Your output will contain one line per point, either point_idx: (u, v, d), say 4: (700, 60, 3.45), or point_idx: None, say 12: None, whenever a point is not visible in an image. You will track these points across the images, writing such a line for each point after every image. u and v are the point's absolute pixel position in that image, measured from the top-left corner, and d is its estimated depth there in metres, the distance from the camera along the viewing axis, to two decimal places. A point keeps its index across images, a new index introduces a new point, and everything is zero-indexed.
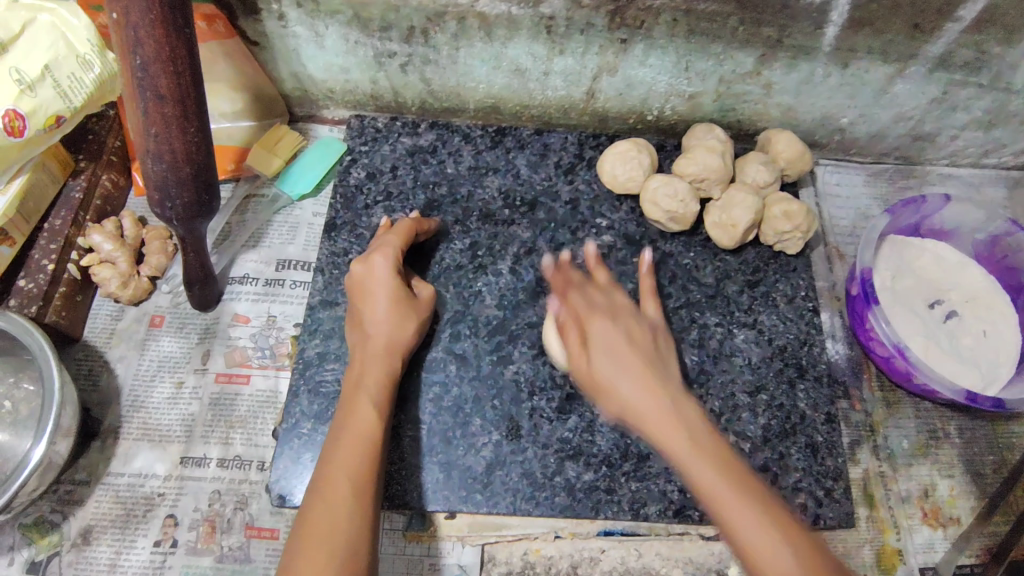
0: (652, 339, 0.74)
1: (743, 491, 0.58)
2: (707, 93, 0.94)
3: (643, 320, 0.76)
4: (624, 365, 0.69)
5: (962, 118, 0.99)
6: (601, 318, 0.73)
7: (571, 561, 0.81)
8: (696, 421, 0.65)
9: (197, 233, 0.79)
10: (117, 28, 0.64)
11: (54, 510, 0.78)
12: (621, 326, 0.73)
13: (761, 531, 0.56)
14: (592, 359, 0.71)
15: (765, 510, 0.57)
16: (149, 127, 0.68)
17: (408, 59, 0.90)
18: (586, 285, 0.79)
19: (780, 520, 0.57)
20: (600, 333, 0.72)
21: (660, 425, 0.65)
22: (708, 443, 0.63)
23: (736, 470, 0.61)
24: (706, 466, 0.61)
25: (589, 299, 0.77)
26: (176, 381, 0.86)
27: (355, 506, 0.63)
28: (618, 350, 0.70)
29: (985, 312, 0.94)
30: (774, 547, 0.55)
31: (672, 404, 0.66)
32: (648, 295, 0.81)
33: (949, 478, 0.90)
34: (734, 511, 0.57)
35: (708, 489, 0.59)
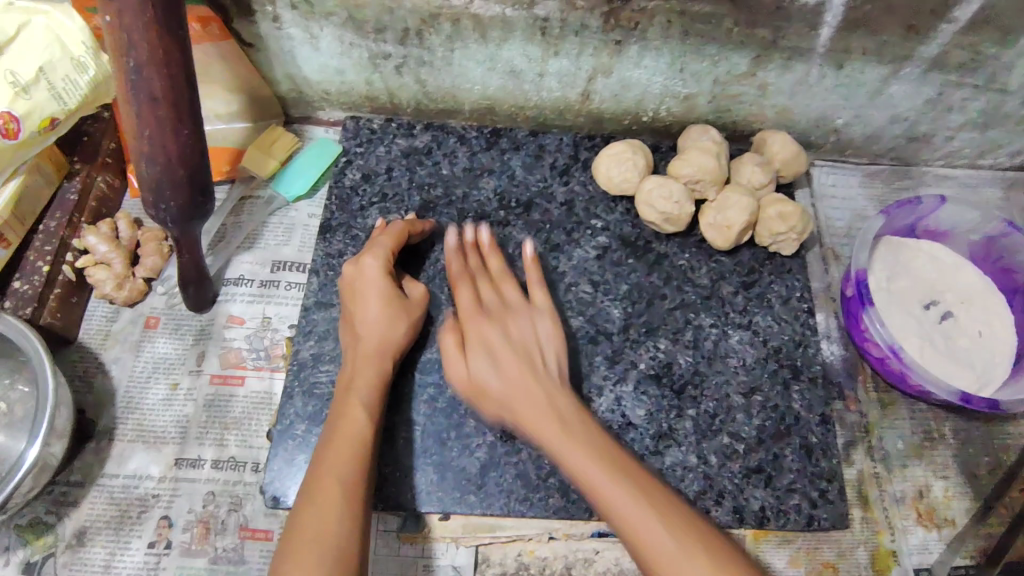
0: (537, 329, 0.80)
1: (633, 491, 0.66)
2: (702, 94, 0.94)
3: (526, 312, 0.82)
4: (504, 375, 0.76)
5: (957, 119, 0.99)
6: (488, 325, 0.79)
7: (566, 562, 0.81)
8: (582, 434, 0.71)
9: (192, 234, 0.79)
10: (111, 31, 0.64)
11: (49, 511, 0.79)
12: (495, 331, 0.79)
13: (647, 518, 0.64)
14: (468, 364, 0.78)
15: (641, 491, 0.66)
16: (142, 130, 0.68)
17: (403, 61, 0.90)
18: (479, 277, 0.85)
19: (612, 471, 0.68)
20: (481, 337, 0.79)
21: (529, 412, 0.74)
22: (606, 454, 0.70)
23: (620, 472, 0.68)
24: (585, 460, 0.69)
25: (478, 296, 0.82)
26: (170, 382, 0.86)
27: (345, 509, 0.63)
28: (498, 363, 0.77)
29: (980, 313, 0.94)
30: (641, 518, 0.64)
31: (571, 421, 0.73)
32: (540, 282, 0.86)
33: (944, 479, 0.90)
34: (621, 504, 0.65)
35: (588, 479, 0.68)
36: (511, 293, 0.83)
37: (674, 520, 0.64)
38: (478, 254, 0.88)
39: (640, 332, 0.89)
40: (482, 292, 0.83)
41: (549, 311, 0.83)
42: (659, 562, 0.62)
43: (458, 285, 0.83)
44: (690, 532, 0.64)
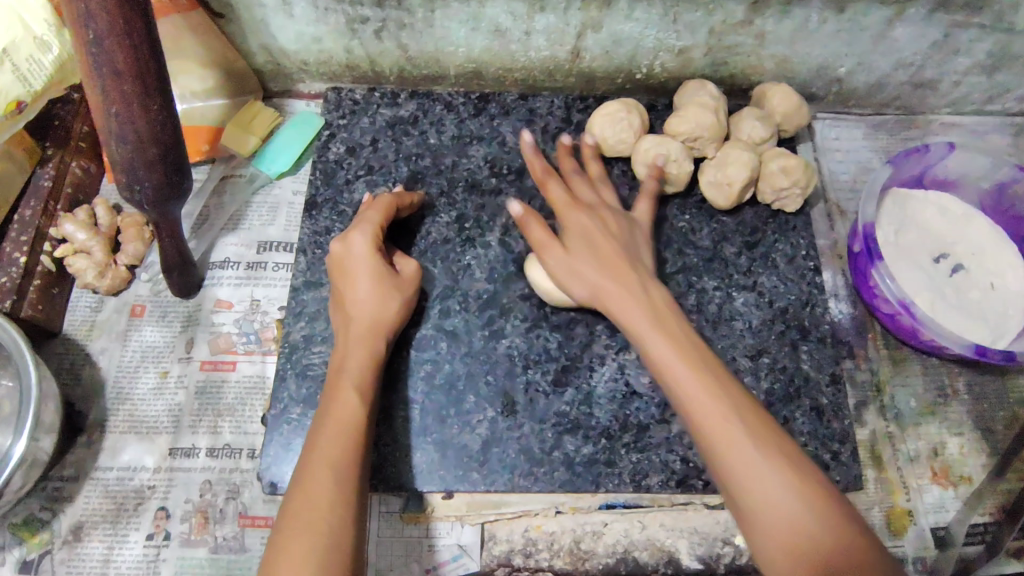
0: (632, 233, 0.78)
1: (729, 408, 0.61)
2: (697, 47, 0.90)
3: (623, 218, 0.79)
4: (605, 264, 0.74)
5: (965, 62, 0.94)
6: (574, 210, 0.78)
7: (574, 536, 0.79)
8: (690, 348, 0.67)
9: (171, 216, 0.76)
10: (66, 1, 0.60)
11: (43, 508, 0.77)
12: (595, 223, 0.77)
13: (749, 449, 0.59)
14: (571, 259, 0.75)
15: (745, 417, 0.61)
16: (109, 107, 0.65)
17: (382, 25, 0.86)
18: (573, 177, 0.83)
19: (746, 414, 0.61)
20: (575, 224, 0.77)
21: (622, 310, 0.71)
22: (717, 373, 0.64)
23: (724, 385, 0.63)
24: (690, 376, 0.64)
25: (569, 191, 0.80)
26: (160, 371, 0.83)
27: (337, 494, 0.61)
28: (592, 239, 0.75)
29: (992, 264, 0.91)
30: (754, 461, 0.58)
31: (662, 313, 0.70)
32: (642, 198, 0.83)
33: (958, 436, 0.87)
34: (713, 421, 0.61)
35: (657, 355, 0.67)
36: (613, 207, 0.80)
37: (787, 456, 0.59)
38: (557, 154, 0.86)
39: None
40: (574, 190, 0.81)
41: (643, 231, 0.80)
42: (747, 486, 0.58)
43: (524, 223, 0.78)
44: (803, 483, 0.57)
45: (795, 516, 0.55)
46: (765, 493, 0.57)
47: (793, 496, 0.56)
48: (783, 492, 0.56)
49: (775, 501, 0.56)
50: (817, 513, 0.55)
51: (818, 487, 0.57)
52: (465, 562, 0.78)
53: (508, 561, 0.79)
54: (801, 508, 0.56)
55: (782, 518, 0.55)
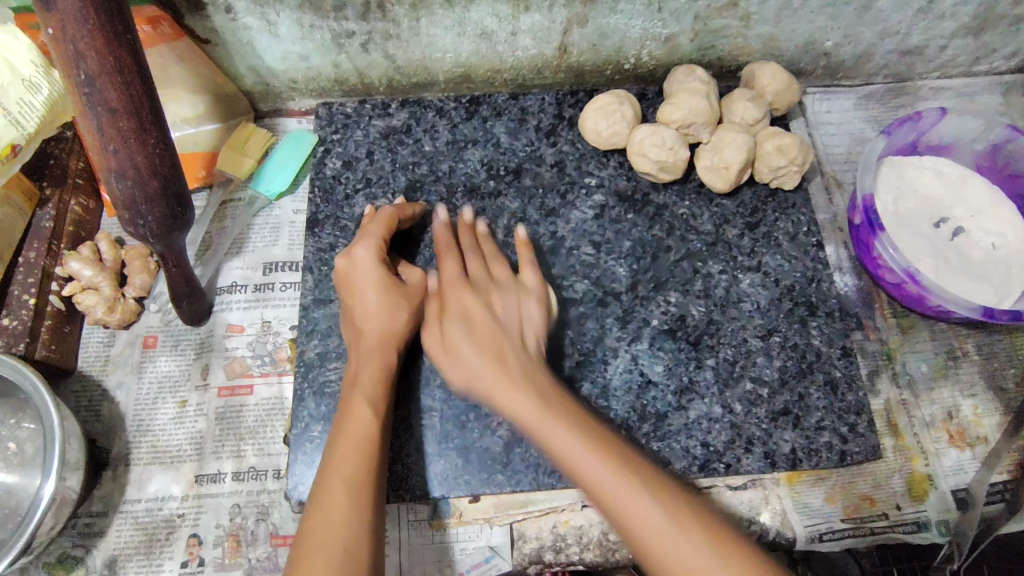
0: (523, 318, 0.77)
1: (621, 472, 0.62)
2: (683, 33, 0.90)
3: (513, 293, 0.78)
4: (477, 342, 0.73)
5: (950, 26, 0.95)
6: (465, 290, 0.77)
7: (602, 528, 0.79)
8: (568, 415, 0.67)
9: (176, 247, 0.75)
10: (55, 43, 0.60)
11: (76, 545, 0.78)
12: (476, 302, 0.76)
13: (643, 501, 0.60)
14: (446, 327, 0.75)
15: (629, 471, 0.62)
16: (106, 144, 0.64)
17: (368, 37, 0.86)
18: (470, 254, 0.81)
19: (608, 450, 0.64)
20: (457, 303, 0.76)
21: (485, 374, 0.71)
22: (592, 431, 0.66)
23: (618, 454, 0.64)
24: (565, 437, 0.65)
25: (461, 266, 0.80)
26: (178, 400, 0.84)
27: (354, 509, 0.63)
28: (474, 332, 0.74)
29: (992, 225, 0.91)
30: (645, 513, 0.60)
31: (550, 399, 0.69)
32: (526, 261, 0.81)
33: (972, 398, 0.88)
34: (606, 484, 0.62)
35: (529, 424, 0.68)
36: (501, 279, 0.79)
37: (699, 526, 0.59)
38: (473, 234, 0.84)
39: (649, 288, 0.86)
40: (468, 264, 0.80)
41: (537, 295, 0.79)
42: (665, 556, 0.58)
43: (443, 256, 0.81)
44: (685, 515, 0.60)
45: (701, 562, 0.57)
46: (671, 556, 0.58)
47: (698, 538, 0.58)
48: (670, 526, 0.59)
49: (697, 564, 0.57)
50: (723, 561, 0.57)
51: (711, 526, 0.59)
52: (497, 562, 0.79)
53: (539, 558, 0.79)
54: (698, 554, 0.57)
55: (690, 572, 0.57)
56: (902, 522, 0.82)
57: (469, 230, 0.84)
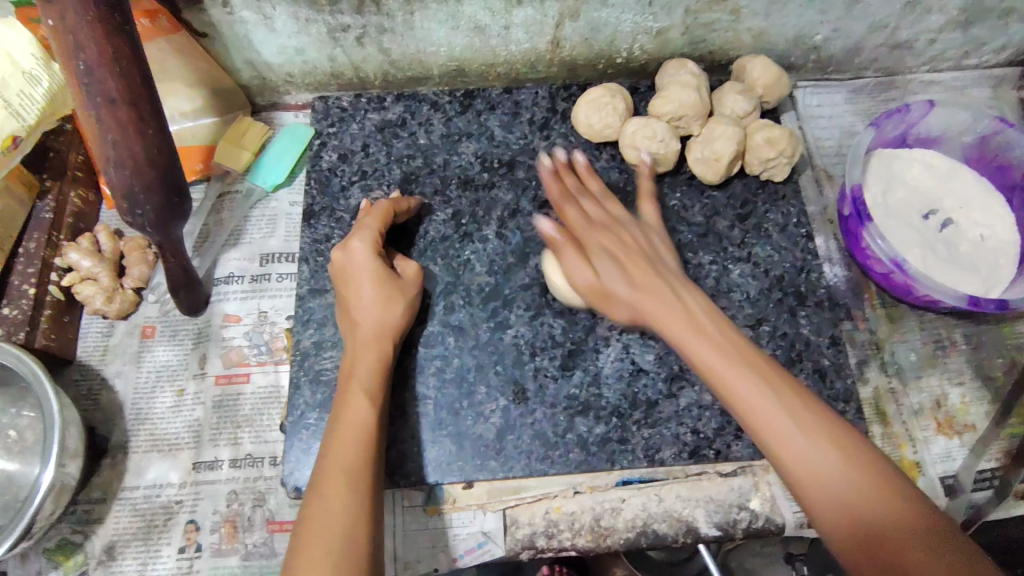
0: (653, 245, 0.77)
1: (762, 386, 0.62)
2: (674, 27, 0.92)
3: (637, 230, 0.78)
4: (629, 278, 0.73)
5: (937, 20, 0.96)
6: (597, 233, 0.77)
7: (594, 515, 0.80)
8: (719, 333, 0.67)
9: (174, 237, 0.76)
10: (55, 34, 0.62)
11: (74, 531, 0.79)
12: (614, 240, 0.76)
13: (782, 418, 0.60)
14: (571, 265, 0.76)
15: (772, 391, 0.62)
16: (105, 134, 0.66)
17: (363, 31, 0.87)
18: (580, 200, 0.81)
19: (790, 399, 0.61)
20: (597, 244, 0.76)
21: (662, 312, 0.70)
22: (742, 351, 0.65)
23: (775, 379, 0.63)
24: (705, 346, 0.66)
25: (583, 211, 0.79)
26: (176, 389, 0.85)
27: (352, 494, 0.64)
28: (626, 271, 0.73)
29: (980, 216, 0.92)
30: (777, 418, 0.60)
31: (734, 348, 0.65)
32: (647, 203, 0.83)
33: (959, 386, 0.90)
34: (756, 401, 0.61)
35: (710, 367, 0.65)
36: (669, 264, 0.75)
37: (876, 481, 0.56)
38: (574, 177, 0.84)
39: None
40: (585, 208, 0.80)
41: (659, 228, 0.80)
42: (804, 467, 0.58)
43: (562, 207, 0.80)
44: (850, 452, 0.58)
45: (827, 473, 0.57)
46: (811, 465, 0.58)
47: (821, 442, 0.59)
48: (836, 472, 0.57)
49: (825, 475, 0.57)
50: (845, 474, 0.57)
51: (871, 465, 0.57)
52: (490, 547, 0.80)
53: (532, 544, 0.80)
54: (865, 490, 0.56)
55: (847, 512, 0.55)
56: None
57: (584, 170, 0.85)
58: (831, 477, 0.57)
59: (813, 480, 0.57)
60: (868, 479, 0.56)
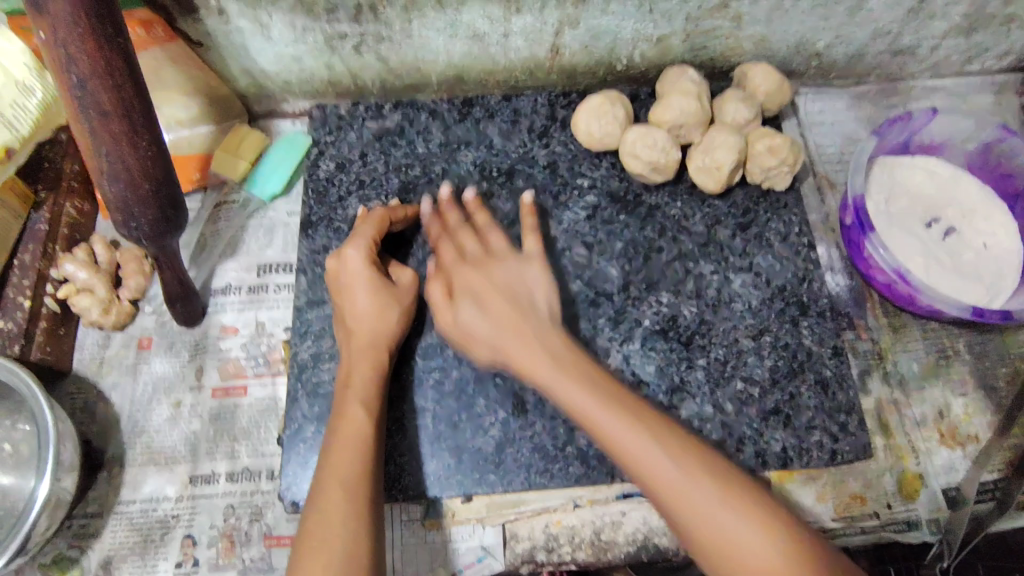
0: (526, 284, 0.78)
1: (689, 468, 0.63)
2: (675, 34, 0.91)
3: (515, 264, 0.80)
4: (493, 320, 0.75)
5: (940, 26, 0.95)
6: (473, 271, 0.79)
7: (594, 528, 0.80)
8: (622, 403, 0.68)
9: (170, 248, 0.75)
10: (47, 47, 0.61)
11: (71, 546, 0.78)
12: (480, 277, 0.78)
13: (681, 477, 0.63)
14: (477, 322, 0.76)
15: (679, 448, 0.65)
16: (99, 147, 0.65)
17: (361, 39, 0.86)
18: (461, 231, 0.83)
19: (681, 449, 0.65)
20: (467, 287, 0.78)
21: (522, 354, 0.73)
22: (630, 404, 0.69)
23: (674, 441, 0.65)
24: (619, 428, 0.66)
25: (462, 248, 0.81)
26: (173, 402, 0.84)
27: (351, 510, 0.63)
28: (489, 313, 0.75)
29: (983, 224, 0.92)
30: (691, 491, 0.62)
31: (643, 417, 0.67)
32: (529, 236, 0.83)
33: (963, 397, 0.89)
34: (662, 486, 0.63)
35: (625, 455, 0.65)
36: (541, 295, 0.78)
37: (776, 535, 0.60)
38: (459, 209, 0.86)
39: (641, 289, 0.87)
40: (462, 245, 0.82)
41: (540, 268, 0.81)
42: (720, 537, 0.60)
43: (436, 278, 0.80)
44: (751, 510, 0.61)
45: (747, 537, 0.60)
46: (730, 528, 0.60)
47: (711, 489, 0.62)
48: (746, 533, 0.60)
49: (736, 534, 0.60)
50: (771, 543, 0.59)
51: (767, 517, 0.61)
52: (489, 562, 0.79)
53: (531, 558, 0.79)
54: (770, 552, 0.59)
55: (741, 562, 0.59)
56: (893, 521, 0.82)
57: (469, 205, 0.86)
58: (761, 557, 0.59)
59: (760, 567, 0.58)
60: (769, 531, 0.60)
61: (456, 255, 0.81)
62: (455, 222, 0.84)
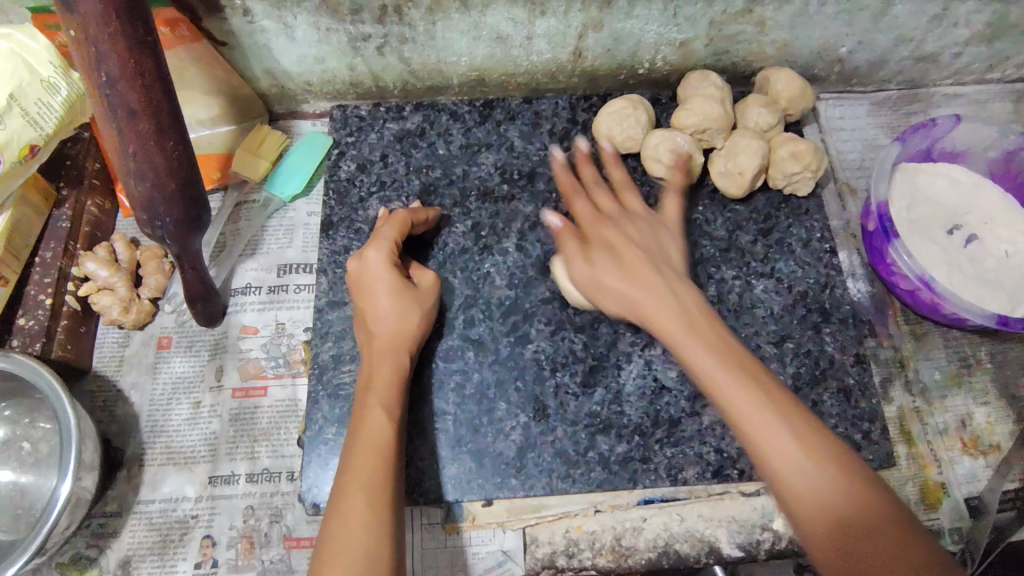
0: (660, 243, 0.75)
1: (787, 423, 0.59)
2: (698, 39, 0.90)
3: (661, 257, 0.73)
4: (628, 273, 0.71)
5: (963, 34, 0.95)
6: (623, 243, 0.73)
7: (614, 534, 0.79)
8: (727, 351, 0.64)
9: (192, 248, 0.75)
10: (77, 46, 0.61)
11: (89, 545, 0.78)
12: (619, 236, 0.74)
13: (764, 414, 0.59)
14: (593, 267, 0.74)
15: (762, 396, 0.60)
16: (126, 146, 0.65)
17: (384, 41, 0.86)
18: (597, 190, 0.80)
19: (774, 396, 0.61)
20: (605, 236, 0.75)
21: (658, 311, 0.68)
22: (750, 370, 0.62)
23: (764, 383, 0.62)
24: (715, 366, 0.63)
25: (596, 207, 0.78)
26: (192, 401, 0.84)
27: (373, 513, 0.63)
28: (622, 264, 0.72)
29: (1006, 232, 0.91)
30: (778, 435, 0.58)
31: (737, 359, 0.63)
32: (670, 195, 0.81)
33: (985, 406, 0.88)
34: (769, 434, 0.58)
35: (713, 381, 0.62)
36: (671, 260, 0.74)
37: (846, 475, 0.56)
38: (591, 165, 0.84)
39: None
40: (597, 202, 0.79)
41: (675, 227, 0.78)
42: (783, 465, 0.57)
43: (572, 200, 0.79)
44: (820, 455, 0.57)
45: (828, 494, 0.55)
46: (803, 481, 0.56)
47: (809, 458, 0.57)
48: (822, 480, 0.56)
49: (802, 472, 0.56)
50: (843, 487, 0.55)
51: (847, 465, 0.57)
52: (510, 567, 0.79)
53: (551, 563, 0.79)
54: (841, 494, 0.55)
55: (816, 501, 0.55)
56: None
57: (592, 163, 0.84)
58: (831, 499, 0.55)
59: (824, 511, 0.55)
60: (846, 489, 0.55)
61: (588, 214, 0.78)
62: (587, 151, 0.84)
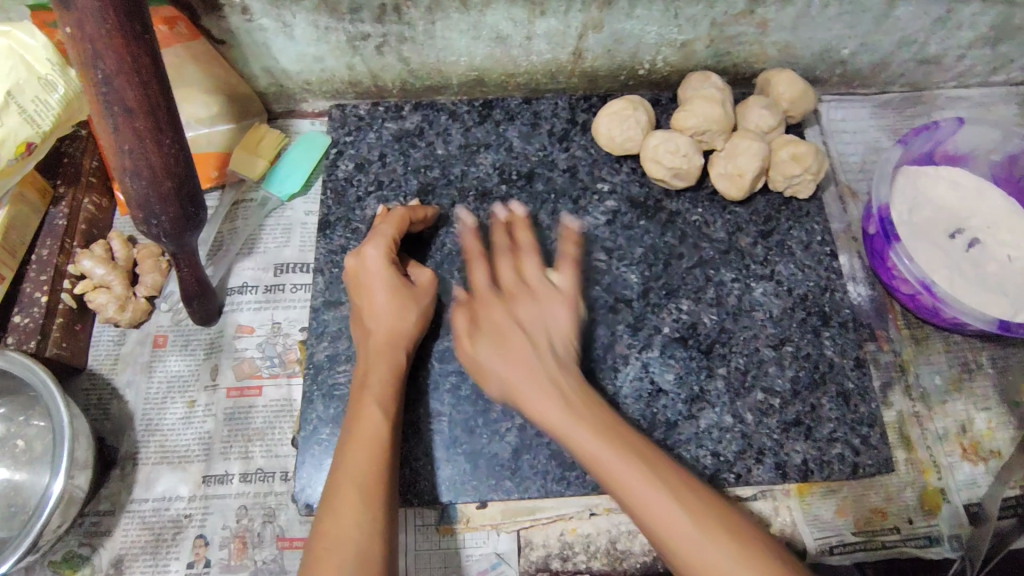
0: (554, 306, 0.73)
1: (660, 486, 0.60)
2: (699, 39, 0.90)
3: (557, 298, 0.74)
4: (501, 347, 0.70)
5: (967, 36, 0.94)
6: (511, 305, 0.72)
7: (610, 537, 0.79)
8: (610, 431, 0.64)
9: (188, 247, 0.75)
10: (73, 42, 0.60)
11: (82, 544, 0.77)
12: (535, 309, 0.72)
13: (641, 486, 0.60)
14: (479, 352, 0.72)
15: (647, 467, 0.61)
16: (121, 144, 0.64)
17: (383, 40, 0.86)
18: (504, 252, 0.78)
19: (634, 455, 0.62)
20: (495, 321, 0.72)
21: (573, 428, 0.64)
22: (617, 435, 0.64)
23: (636, 454, 0.62)
24: (588, 438, 0.63)
25: (519, 270, 0.76)
26: (187, 400, 0.84)
27: (365, 515, 0.62)
28: (511, 362, 0.69)
29: (1009, 236, 0.90)
30: (665, 505, 0.59)
31: (607, 425, 0.65)
32: (566, 267, 0.78)
33: (986, 411, 0.87)
34: (648, 500, 0.59)
35: (582, 449, 0.63)
36: (548, 278, 0.76)
37: (734, 540, 0.57)
38: (507, 234, 0.82)
39: (661, 295, 0.86)
40: (497, 270, 0.77)
41: (565, 303, 0.74)
42: (673, 539, 0.57)
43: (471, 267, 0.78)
44: (700, 515, 0.58)
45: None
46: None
47: (715, 547, 0.56)
48: (711, 551, 0.56)
49: (694, 544, 0.57)
50: (729, 546, 0.56)
51: (728, 528, 0.57)
52: (504, 569, 0.78)
53: (546, 566, 0.79)
54: (736, 564, 0.55)
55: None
56: (914, 536, 0.81)
57: (519, 226, 0.83)
58: (722, 569, 0.55)
59: None
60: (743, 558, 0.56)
61: (512, 289, 0.74)
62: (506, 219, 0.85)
